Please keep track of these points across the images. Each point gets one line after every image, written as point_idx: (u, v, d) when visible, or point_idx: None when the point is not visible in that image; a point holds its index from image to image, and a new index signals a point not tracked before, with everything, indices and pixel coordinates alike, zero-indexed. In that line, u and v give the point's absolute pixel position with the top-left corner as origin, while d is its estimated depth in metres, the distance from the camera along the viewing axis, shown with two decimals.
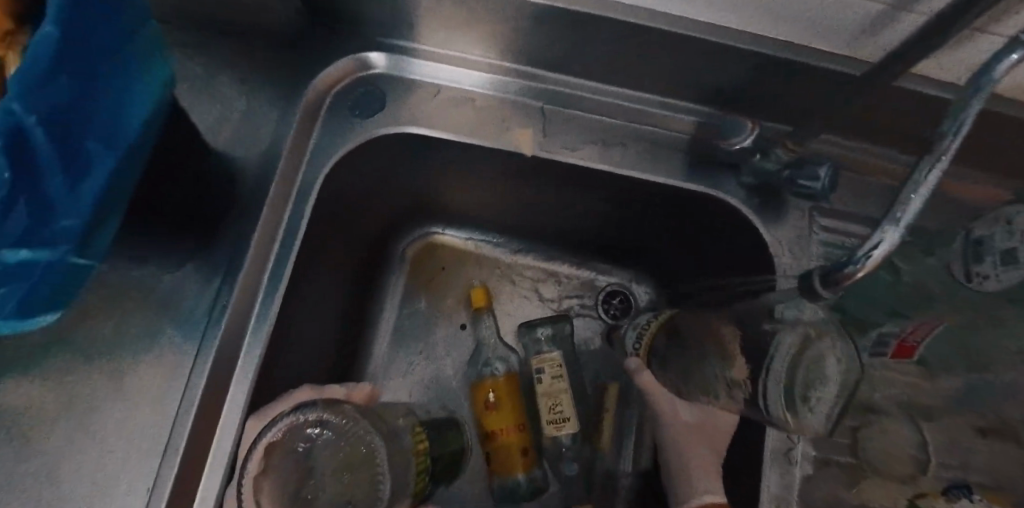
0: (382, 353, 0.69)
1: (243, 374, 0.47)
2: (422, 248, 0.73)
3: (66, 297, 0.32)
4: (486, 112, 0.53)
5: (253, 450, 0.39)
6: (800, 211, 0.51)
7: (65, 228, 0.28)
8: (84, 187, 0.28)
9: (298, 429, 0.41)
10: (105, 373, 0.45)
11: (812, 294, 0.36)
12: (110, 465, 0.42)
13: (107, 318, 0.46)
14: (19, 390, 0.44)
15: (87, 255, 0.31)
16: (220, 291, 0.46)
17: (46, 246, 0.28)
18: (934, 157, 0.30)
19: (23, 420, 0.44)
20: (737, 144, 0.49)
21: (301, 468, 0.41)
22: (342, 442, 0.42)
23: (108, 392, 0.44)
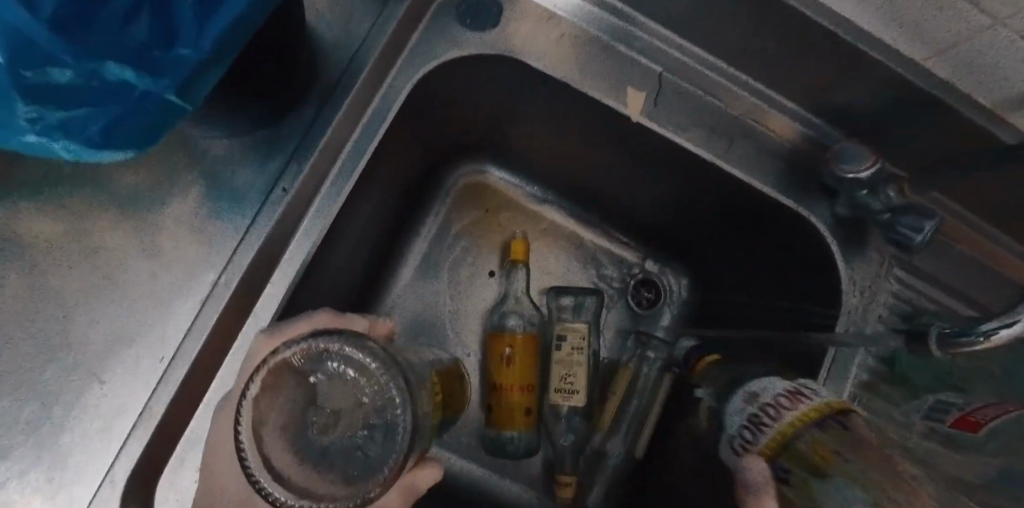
0: (408, 277, 0.67)
1: (287, 266, 0.43)
2: (472, 183, 0.69)
3: (151, 137, 0.32)
4: (599, 62, 0.49)
5: (260, 368, 0.31)
6: (883, 257, 0.49)
7: (179, 55, 0.28)
8: (214, 19, 0.28)
9: (312, 354, 0.31)
10: (154, 227, 0.44)
11: (925, 348, 0.36)
12: (145, 319, 0.43)
13: (164, 171, 0.44)
14: (73, 216, 0.44)
15: (185, 101, 0.30)
16: (282, 174, 0.43)
17: (148, 74, 0.27)
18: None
19: (74, 250, 0.44)
20: (848, 174, 0.45)
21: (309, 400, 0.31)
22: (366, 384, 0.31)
23: (157, 243, 0.44)
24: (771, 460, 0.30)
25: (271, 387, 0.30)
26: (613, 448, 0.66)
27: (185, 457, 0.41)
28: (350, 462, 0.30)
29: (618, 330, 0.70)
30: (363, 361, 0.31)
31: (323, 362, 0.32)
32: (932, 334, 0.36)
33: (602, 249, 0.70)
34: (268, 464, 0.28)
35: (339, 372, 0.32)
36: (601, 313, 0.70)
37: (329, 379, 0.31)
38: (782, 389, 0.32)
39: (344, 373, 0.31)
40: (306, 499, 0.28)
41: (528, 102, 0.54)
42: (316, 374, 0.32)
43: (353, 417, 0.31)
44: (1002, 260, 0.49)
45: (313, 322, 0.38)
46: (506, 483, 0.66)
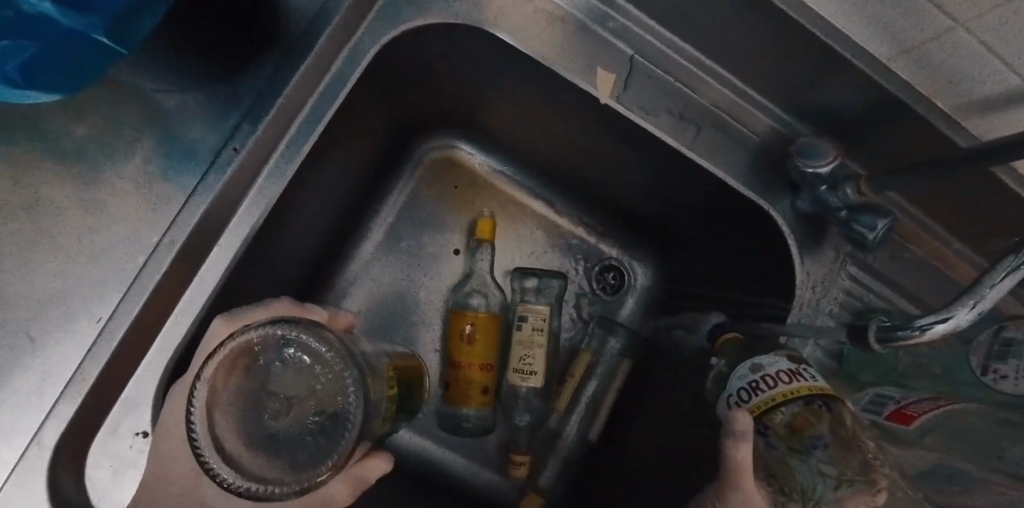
0: (372, 249, 0.66)
1: (236, 229, 0.42)
2: (441, 159, 0.67)
3: (82, 79, 0.31)
4: (574, 42, 0.48)
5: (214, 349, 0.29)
6: (836, 254, 0.50)
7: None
8: None
9: (271, 341, 0.31)
10: (97, 180, 0.42)
11: (864, 344, 0.37)
12: (84, 277, 0.41)
13: (106, 122, 0.42)
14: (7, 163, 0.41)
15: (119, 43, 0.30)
16: (235, 133, 0.42)
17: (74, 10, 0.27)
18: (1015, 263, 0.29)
19: (5, 200, 0.41)
20: (809, 168, 0.46)
21: (258, 383, 0.31)
22: (319, 372, 0.31)
23: (100, 197, 0.42)
24: (759, 416, 0.36)
25: (226, 374, 0.29)
26: (568, 429, 0.67)
27: (121, 419, 0.40)
28: (299, 449, 0.29)
29: (582, 315, 0.70)
30: (321, 351, 0.31)
31: (280, 349, 0.31)
32: (871, 327, 0.36)
33: (570, 233, 0.70)
34: (219, 444, 0.27)
35: (295, 360, 0.31)
36: (565, 296, 0.70)
37: (285, 366, 0.31)
38: (785, 367, 0.38)
39: (299, 361, 0.31)
40: (256, 482, 0.26)
41: (501, 78, 0.53)
42: (271, 360, 0.31)
43: (305, 403, 0.30)
44: (948, 263, 0.51)
45: (273, 307, 0.37)
46: (462, 460, 0.66)
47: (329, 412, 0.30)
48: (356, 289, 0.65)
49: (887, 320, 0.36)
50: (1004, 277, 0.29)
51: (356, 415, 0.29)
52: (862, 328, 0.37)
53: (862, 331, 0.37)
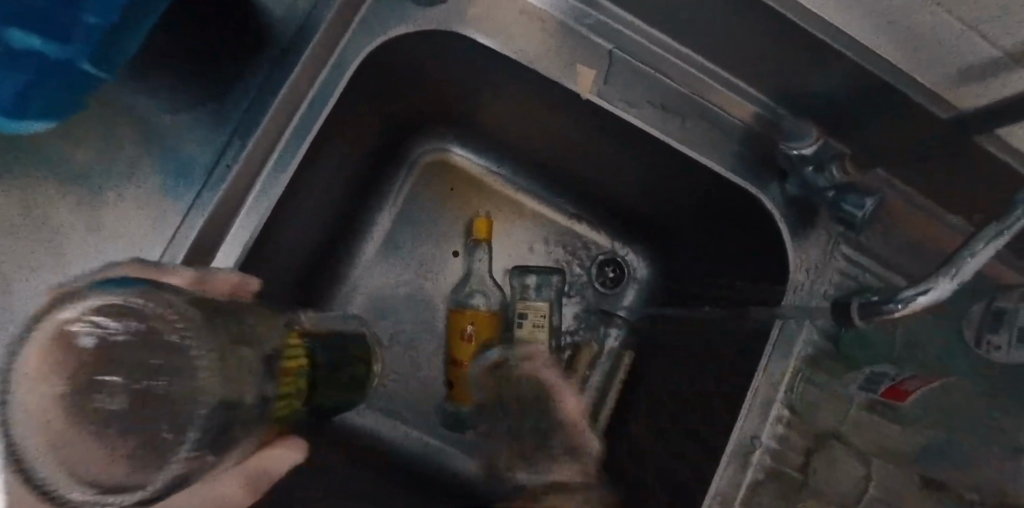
0: (371, 254, 0.67)
1: (233, 243, 0.43)
2: (434, 162, 0.68)
3: (72, 106, 0.34)
4: (554, 40, 0.49)
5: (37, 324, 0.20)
6: (829, 236, 0.50)
7: (88, 23, 0.30)
8: None
9: (96, 310, 0.23)
10: (99, 203, 0.43)
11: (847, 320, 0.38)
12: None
13: (104, 144, 0.44)
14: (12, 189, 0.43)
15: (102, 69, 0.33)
16: (225, 149, 0.43)
17: (59, 41, 0.30)
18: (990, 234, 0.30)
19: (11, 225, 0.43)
20: (794, 150, 0.47)
21: (82, 366, 0.22)
22: (151, 353, 0.25)
23: (101, 217, 0.43)
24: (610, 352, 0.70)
25: (52, 357, 0.20)
26: None
27: None
28: (137, 439, 0.23)
29: (581, 309, 0.71)
30: (146, 322, 0.25)
31: (94, 322, 0.23)
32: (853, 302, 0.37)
33: (565, 229, 0.71)
34: (53, 450, 0.19)
35: (120, 339, 0.24)
36: (564, 291, 0.71)
37: (110, 347, 0.23)
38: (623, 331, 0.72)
39: (118, 339, 0.24)
40: (105, 489, 0.20)
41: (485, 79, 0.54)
42: (87, 337, 0.22)
43: (132, 386, 0.24)
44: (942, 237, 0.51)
45: (119, 271, 0.31)
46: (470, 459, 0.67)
47: (172, 395, 0.25)
48: (358, 294, 0.66)
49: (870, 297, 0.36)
50: (984, 247, 0.29)
51: (208, 404, 0.26)
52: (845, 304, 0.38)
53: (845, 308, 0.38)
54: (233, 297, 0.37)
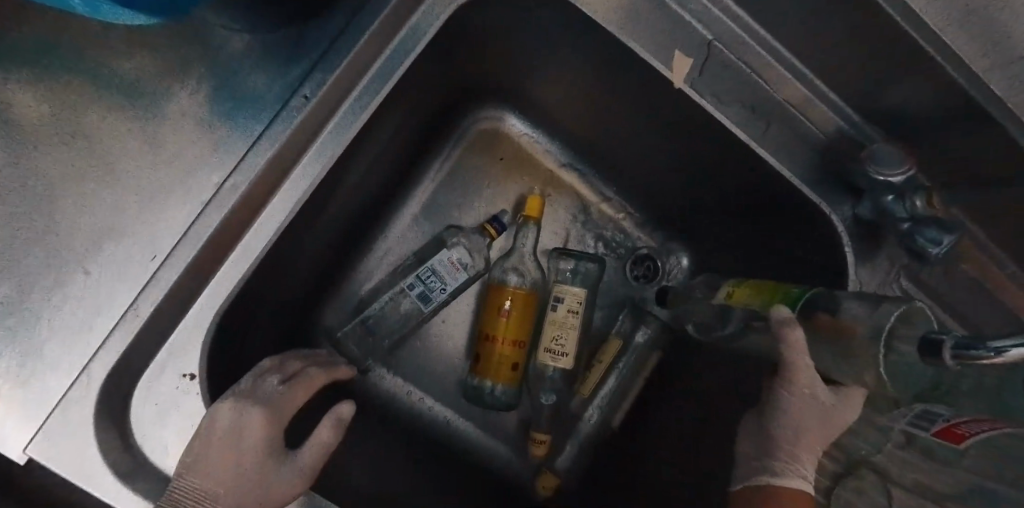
0: (410, 212, 0.64)
1: (300, 177, 0.40)
2: (488, 129, 0.65)
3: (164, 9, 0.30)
4: (655, 18, 0.46)
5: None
6: (891, 264, 0.49)
7: None
8: None
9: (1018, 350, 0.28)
10: (164, 115, 0.41)
11: (934, 360, 0.32)
12: (138, 215, 0.40)
13: (178, 57, 0.41)
14: (82, 93, 0.41)
15: None
16: (303, 80, 0.40)
17: None
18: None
19: (69, 134, 0.40)
20: (882, 175, 0.44)
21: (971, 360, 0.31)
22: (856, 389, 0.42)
23: (156, 133, 0.40)
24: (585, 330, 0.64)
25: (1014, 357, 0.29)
26: (589, 413, 0.64)
27: (168, 360, 0.38)
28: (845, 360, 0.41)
29: (612, 303, 0.67)
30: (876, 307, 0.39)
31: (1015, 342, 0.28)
32: (945, 342, 0.32)
33: (608, 218, 0.68)
34: (953, 358, 0.31)
35: (993, 355, 0.29)
36: (602, 284, 0.68)
37: (1000, 351, 0.28)
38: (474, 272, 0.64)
39: (948, 351, 0.31)
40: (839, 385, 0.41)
41: (565, 49, 0.50)
42: (984, 348, 0.29)
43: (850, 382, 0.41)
44: None
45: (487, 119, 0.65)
46: (476, 430, 0.65)
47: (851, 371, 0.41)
48: (381, 249, 0.63)
49: (952, 335, 0.32)
50: None
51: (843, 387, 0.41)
52: (932, 340, 0.33)
53: (934, 346, 0.33)
54: (493, 128, 0.65)
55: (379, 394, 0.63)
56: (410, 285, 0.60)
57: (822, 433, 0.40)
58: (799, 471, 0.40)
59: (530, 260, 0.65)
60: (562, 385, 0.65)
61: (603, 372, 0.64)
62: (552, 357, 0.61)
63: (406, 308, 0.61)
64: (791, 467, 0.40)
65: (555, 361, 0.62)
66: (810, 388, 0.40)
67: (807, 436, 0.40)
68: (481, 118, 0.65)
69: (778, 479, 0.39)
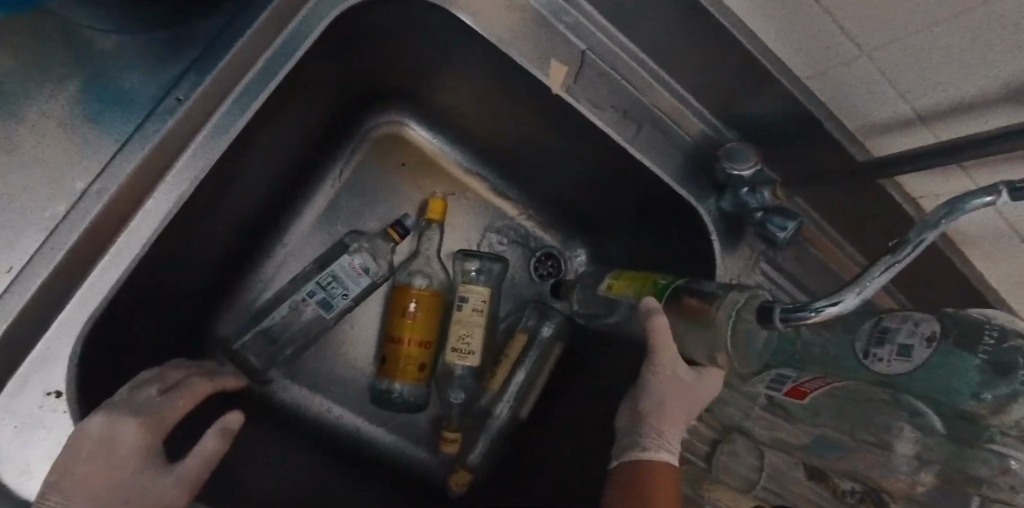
0: (311, 216, 0.65)
1: (176, 181, 0.39)
2: (389, 134, 0.67)
3: None
4: (533, 29, 0.49)
5: (848, 307, 0.33)
6: (752, 251, 0.55)
7: None
8: None
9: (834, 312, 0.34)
10: (19, 117, 0.38)
11: (769, 324, 0.38)
12: None
13: (35, 56, 0.39)
14: None
15: None
16: (179, 82, 0.40)
17: None
18: (889, 261, 0.34)
19: None
20: (734, 170, 0.50)
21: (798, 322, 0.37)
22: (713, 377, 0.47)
23: (10, 134, 0.38)
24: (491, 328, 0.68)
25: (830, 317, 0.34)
26: (500, 408, 0.67)
27: (29, 376, 0.35)
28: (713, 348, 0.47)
29: (518, 299, 0.72)
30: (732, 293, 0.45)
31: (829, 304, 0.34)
32: (775, 309, 0.38)
33: (512, 219, 0.71)
34: (785, 322, 0.37)
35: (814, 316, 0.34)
36: (507, 281, 0.72)
37: (819, 312, 0.34)
38: (380, 277, 0.65)
39: (781, 315, 0.37)
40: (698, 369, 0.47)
41: (459, 57, 0.53)
42: (807, 312, 0.35)
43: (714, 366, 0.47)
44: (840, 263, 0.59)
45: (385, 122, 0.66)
46: (389, 433, 0.67)
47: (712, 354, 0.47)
48: (281, 257, 0.64)
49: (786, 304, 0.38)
50: (884, 270, 0.34)
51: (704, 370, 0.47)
52: (766, 309, 0.39)
53: (767, 312, 0.39)
54: (392, 132, 0.66)
55: (284, 406, 0.63)
56: (309, 291, 0.60)
57: (682, 408, 0.45)
58: (664, 446, 0.44)
59: (436, 264, 0.68)
60: (473, 382, 0.67)
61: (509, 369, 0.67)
62: (457, 353, 0.63)
63: (307, 316, 0.61)
64: (657, 442, 0.44)
65: (459, 357, 0.63)
66: (672, 367, 0.45)
67: (673, 413, 0.45)
68: (379, 121, 0.66)
69: (648, 452, 0.43)
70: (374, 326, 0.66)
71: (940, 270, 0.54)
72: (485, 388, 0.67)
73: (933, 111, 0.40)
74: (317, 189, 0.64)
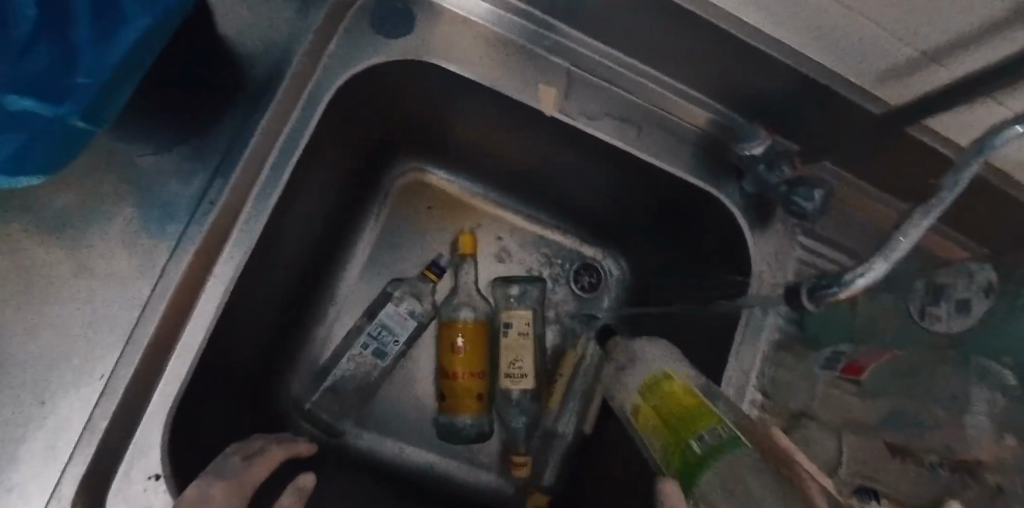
0: (354, 272, 0.69)
1: (221, 273, 0.44)
2: (412, 183, 0.71)
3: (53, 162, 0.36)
4: (514, 61, 0.51)
5: (875, 275, 0.32)
6: (785, 229, 0.54)
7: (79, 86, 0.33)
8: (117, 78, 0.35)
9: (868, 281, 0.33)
10: (88, 243, 0.44)
11: (798, 303, 0.40)
12: (78, 338, 0.43)
13: (89, 189, 0.45)
14: (10, 240, 0.44)
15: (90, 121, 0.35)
16: (210, 185, 0.45)
17: (48, 100, 0.32)
18: (929, 204, 0.31)
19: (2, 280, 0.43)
20: (746, 151, 0.50)
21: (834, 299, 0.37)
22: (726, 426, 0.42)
23: (83, 259, 0.44)
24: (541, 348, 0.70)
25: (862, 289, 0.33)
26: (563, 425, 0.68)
27: (130, 464, 0.41)
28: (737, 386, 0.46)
29: (563, 314, 0.73)
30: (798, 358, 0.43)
31: (859, 274, 0.33)
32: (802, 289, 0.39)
33: (542, 238, 0.73)
34: (816, 299, 0.37)
35: (848, 287, 0.34)
36: (550, 299, 0.73)
37: (846, 286, 0.34)
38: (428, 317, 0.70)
39: (809, 294, 0.38)
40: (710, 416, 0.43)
41: (454, 101, 0.56)
42: (833, 289, 0.35)
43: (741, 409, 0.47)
44: (886, 219, 0.55)
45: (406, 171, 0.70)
46: (462, 465, 0.69)
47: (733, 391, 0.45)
48: (334, 314, 0.69)
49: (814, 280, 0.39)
50: (915, 226, 0.30)
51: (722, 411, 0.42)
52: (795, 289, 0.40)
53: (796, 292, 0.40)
54: (414, 180, 0.70)
55: (357, 456, 0.66)
56: (363, 343, 0.66)
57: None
58: None
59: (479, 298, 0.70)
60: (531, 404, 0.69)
61: (562, 385, 0.68)
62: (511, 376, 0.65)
63: (365, 367, 0.66)
64: None
65: (512, 380, 0.66)
66: None
67: None
68: (400, 172, 0.70)
69: None
70: (429, 365, 0.70)
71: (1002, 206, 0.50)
72: (545, 407, 0.69)
73: (939, 51, 0.37)
74: (354, 246, 0.69)
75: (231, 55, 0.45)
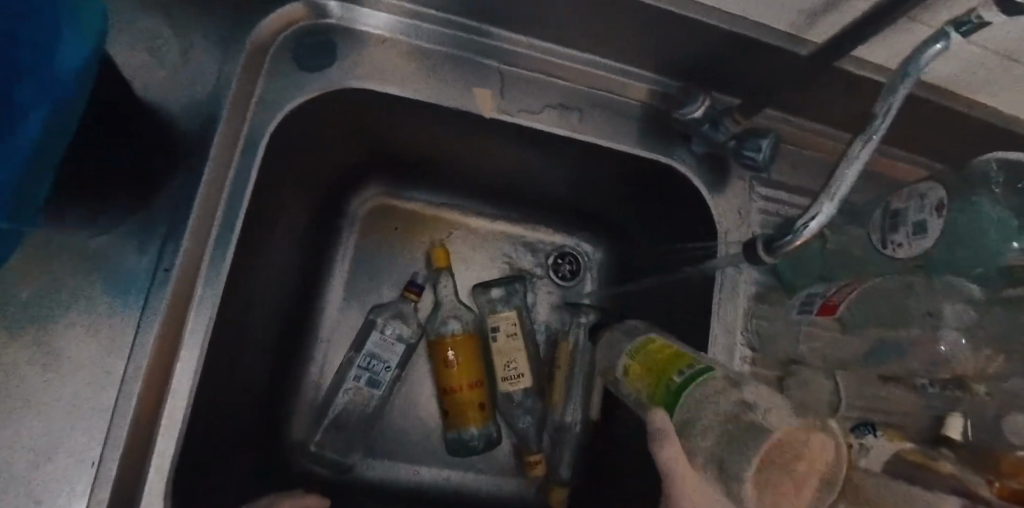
0: (334, 306, 0.69)
1: (190, 342, 0.45)
2: (374, 207, 0.70)
3: None
4: (444, 70, 0.51)
5: (824, 216, 0.33)
6: (743, 183, 0.54)
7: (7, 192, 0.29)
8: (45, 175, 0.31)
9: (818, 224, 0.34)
10: (43, 337, 0.42)
11: (754, 258, 0.40)
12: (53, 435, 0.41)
13: (34, 281, 0.43)
14: None
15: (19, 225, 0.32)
16: (163, 253, 0.44)
17: None
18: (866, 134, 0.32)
19: None
20: (687, 115, 0.50)
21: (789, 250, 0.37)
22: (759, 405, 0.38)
23: (41, 354, 0.42)
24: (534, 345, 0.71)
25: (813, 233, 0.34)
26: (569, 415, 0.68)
27: None
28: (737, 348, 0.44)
29: (548, 307, 0.73)
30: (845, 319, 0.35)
31: (809, 219, 0.34)
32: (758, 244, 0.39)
33: (513, 236, 0.73)
34: (772, 253, 0.38)
35: (800, 234, 0.35)
36: (533, 295, 0.73)
37: (799, 233, 0.35)
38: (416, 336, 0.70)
39: (767, 249, 0.38)
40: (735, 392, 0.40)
41: (396, 120, 0.56)
42: (788, 238, 0.36)
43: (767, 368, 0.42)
44: (834, 153, 0.56)
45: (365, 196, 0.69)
46: (479, 475, 0.69)
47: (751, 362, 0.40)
48: (322, 352, 0.68)
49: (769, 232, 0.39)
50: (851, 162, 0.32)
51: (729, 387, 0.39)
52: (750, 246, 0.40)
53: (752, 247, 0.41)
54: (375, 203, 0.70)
55: (370, 489, 0.66)
56: (355, 375, 0.65)
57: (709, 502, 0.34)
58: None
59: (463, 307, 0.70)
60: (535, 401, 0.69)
61: (561, 378, 0.68)
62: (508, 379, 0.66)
63: (361, 399, 0.66)
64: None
65: (509, 382, 0.66)
66: None
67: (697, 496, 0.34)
68: (360, 198, 0.69)
69: None
70: (426, 383, 0.70)
71: (937, 119, 0.51)
72: (547, 402, 0.69)
73: None
74: (329, 280, 0.68)
75: (157, 118, 0.44)
